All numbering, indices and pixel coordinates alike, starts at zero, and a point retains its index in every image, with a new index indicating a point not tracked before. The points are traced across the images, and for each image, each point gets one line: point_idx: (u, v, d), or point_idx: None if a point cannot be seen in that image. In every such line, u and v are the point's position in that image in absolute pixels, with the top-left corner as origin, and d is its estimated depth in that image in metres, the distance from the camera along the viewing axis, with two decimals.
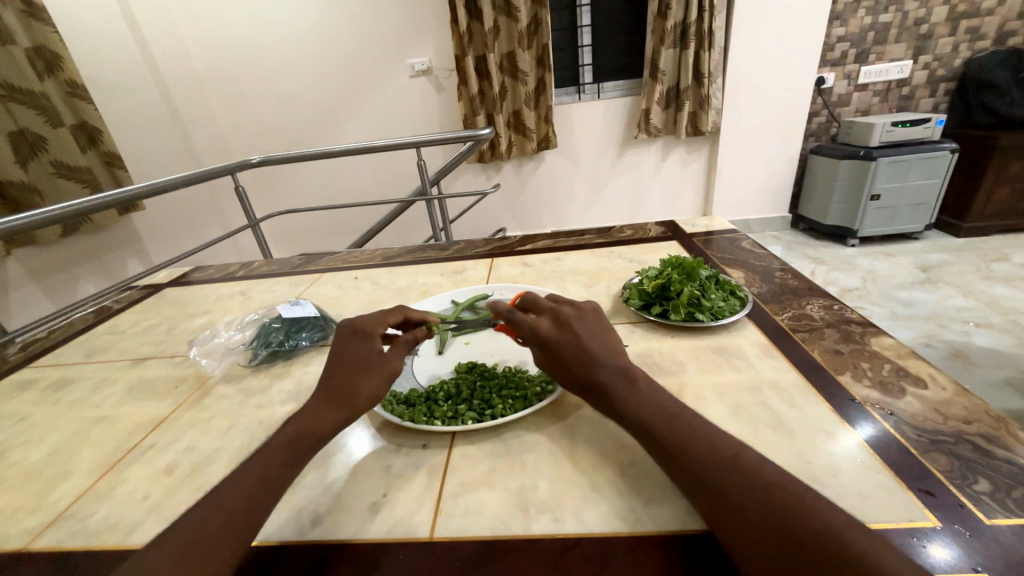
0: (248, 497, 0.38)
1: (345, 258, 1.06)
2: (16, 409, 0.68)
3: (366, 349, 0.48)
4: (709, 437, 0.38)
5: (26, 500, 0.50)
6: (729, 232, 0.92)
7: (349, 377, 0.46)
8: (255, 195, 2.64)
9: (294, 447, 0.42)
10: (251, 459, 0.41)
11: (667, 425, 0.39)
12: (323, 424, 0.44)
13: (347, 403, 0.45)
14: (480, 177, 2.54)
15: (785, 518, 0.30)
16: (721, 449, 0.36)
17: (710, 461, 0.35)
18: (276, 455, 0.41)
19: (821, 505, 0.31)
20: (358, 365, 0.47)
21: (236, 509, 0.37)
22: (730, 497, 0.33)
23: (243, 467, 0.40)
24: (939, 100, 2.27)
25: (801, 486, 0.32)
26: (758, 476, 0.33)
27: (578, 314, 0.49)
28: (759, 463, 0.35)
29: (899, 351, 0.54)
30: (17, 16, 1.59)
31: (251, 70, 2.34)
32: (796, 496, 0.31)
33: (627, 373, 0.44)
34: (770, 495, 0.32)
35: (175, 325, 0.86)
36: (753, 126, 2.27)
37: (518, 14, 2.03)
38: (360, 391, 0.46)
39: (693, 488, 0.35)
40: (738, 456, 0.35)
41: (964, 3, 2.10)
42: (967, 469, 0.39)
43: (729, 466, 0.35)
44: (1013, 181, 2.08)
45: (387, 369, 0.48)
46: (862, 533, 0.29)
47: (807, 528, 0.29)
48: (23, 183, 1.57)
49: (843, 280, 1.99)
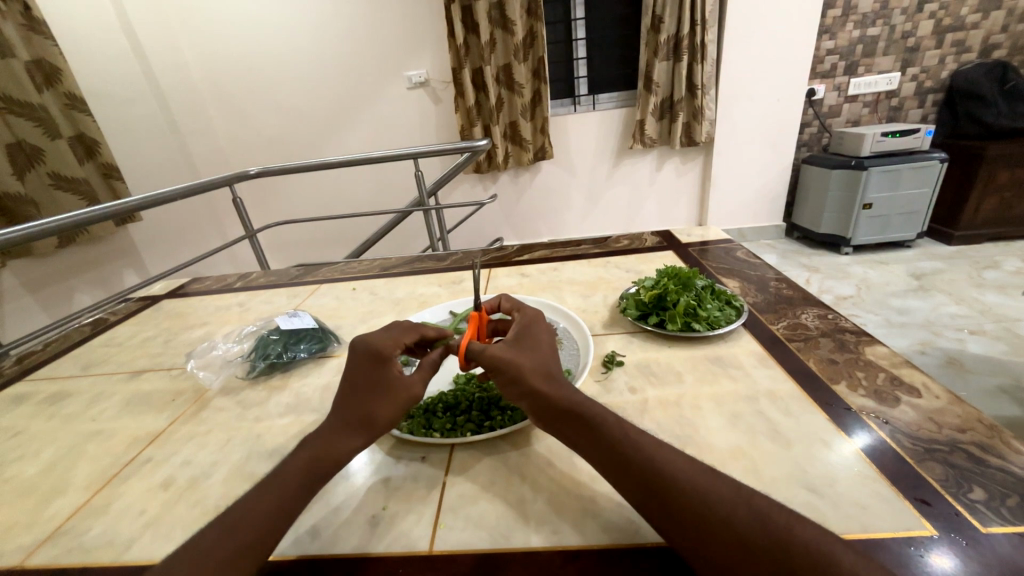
0: (266, 515, 0.38)
1: (343, 269, 1.07)
2: (10, 424, 0.67)
3: (387, 376, 0.46)
4: (679, 461, 0.37)
5: (20, 517, 0.49)
6: (724, 242, 0.94)
7: (370, 404, 0.45)
8: (252, 206, 2.65)
9: (311, 469, 0.42)
10: (267, 480, 0.41)
11: (638, 448, 0.38)
12: (341, 451, 0.43)
13: (366, 429, 0.44)
14: (477, 188, 2.56)
15: (769, 541, 0.31)
16: (694, 472, 0.36)
17: (689, 486, 0.35)
18: (294, 478, 0.41)
19: (799, 524, 0.32)
20: (378, 391, 0.45)
21: (254, 528, 0.37)
22: (714, 523, 0.32)
23: (262, 485, 0.40)
24: (928, 110, 2.32)
25: (779, 507, 0.33)
26: (735, 499, 0.33)
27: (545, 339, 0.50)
28: (732, 485, 0.35)
29: (893, 360, 0.55)
30: (17, 30, 1.61)
31: (250, 83, 2.37)
32: (773, 517, 0.32)
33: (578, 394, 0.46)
34: (750, 517, 0.32)
35: (172, 337, 0.86)
36: (747, 136, 2.31)
37: (514, 27, 2.07)
38: (379, 418, 0.44)
39: (671, 516, 0.34)
40: (713, 479, 0.35)
41: (949, 17, 2.15)
42: (962, 477, 0.39)
43: (707, 490, 0.34)
44: (1002, 189, 2.11)
45: (408, 395, 0.45)
46: (844, 550, 0.30)
47: (791, 553, 0.30)
48: (19, 196, 1.55)
49: (838, 288, 2.01)
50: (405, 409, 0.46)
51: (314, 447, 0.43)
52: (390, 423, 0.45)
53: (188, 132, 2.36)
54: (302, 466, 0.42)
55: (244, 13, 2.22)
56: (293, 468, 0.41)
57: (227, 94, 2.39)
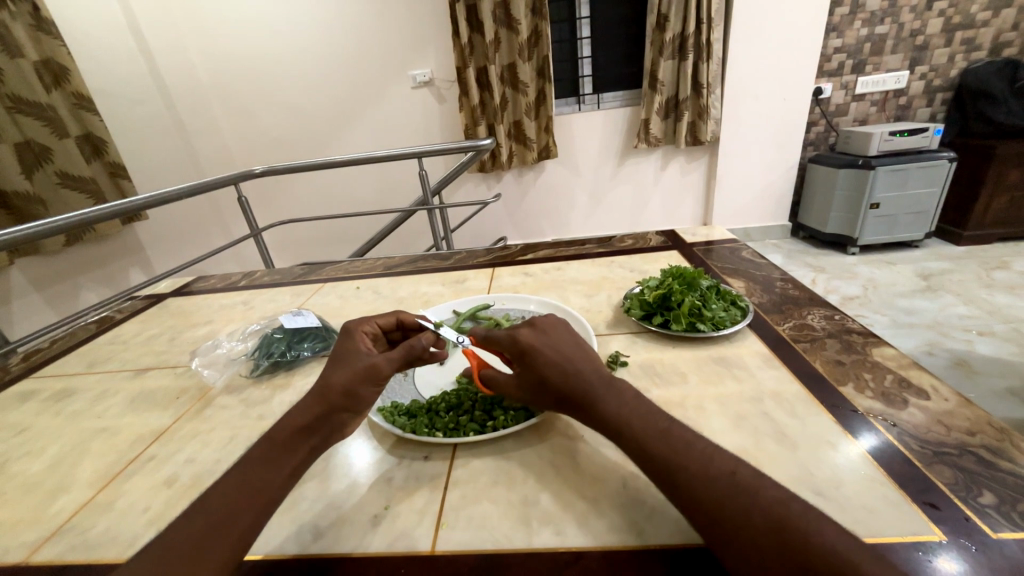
0: (229, 499, 0.38)
1: (347, 268, 1.07)
2: (18, 420, 0.68)
3: (351, 347, 0.49)
4: (704, 452, 0.37)
5: (27, 512, 0.50)
6: (729, 241, 0.93)
7: (331, 372, 0.47)
8: (258, 205, 2.66)
9: (276, 445, 0.42)
10: (236, 466, 0.41)
11: (660, 441, 0.38)
12: (301, 422, 0.43)
13: (323, 396, 0.44)
14: (481, 187, 2.56)
15: (788, 536, 0.30)
16: (709, 467, 0.35)
17: (709, 479, 0.35)
18: (262, 458, 0.41)
19: (824, 522, 0.31)
20: (341, 360, 0.48)
21: (217, 510, 0.37)
22: (728, 520, 0.32)
23: (231, 470, 0.40)
24: (937, 109, 2.29)
25: (801, 502, 0.32)
26: (758, 492, 0.33)
27: (553, 325, 0.49)
28: (757, 479, 0.34)
29: (901, 361, 0.54)
30: (27, 30, 1.62)
31: (256, 82, 2.38)
32: (798, 515, 0.31)
33: (609, 382, 0.44)
34: (772, 513, 0.31)
35: (177, 335, 0.86)
36: (753, 135, 2.29)
37: (519, 26, 2.06)
38: (334, 384, 0.45)
39: (691, 507, 0.34)
40: (736, 473, 0.35)
41: (958, 14, 2.13)
42: (971, 482, 0.38)
43: (725, 483, 0.34)
44: (1012, 190, 2.09)
45: (364, 365, 0.46)
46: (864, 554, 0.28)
47: (812, 549, 0.29)
48: (28, 194, 1.57)
49: (844, 288, 1.99)
50: (361, 378, 0.46)
51: (279, 425, 0.44)
52: (345, 391, 0.45)
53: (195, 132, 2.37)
54: (266, 447, 0.42)
55: (248, 11, 2.22)
56: (259, 453, 0.42)
57: (233, 94, 2.41)
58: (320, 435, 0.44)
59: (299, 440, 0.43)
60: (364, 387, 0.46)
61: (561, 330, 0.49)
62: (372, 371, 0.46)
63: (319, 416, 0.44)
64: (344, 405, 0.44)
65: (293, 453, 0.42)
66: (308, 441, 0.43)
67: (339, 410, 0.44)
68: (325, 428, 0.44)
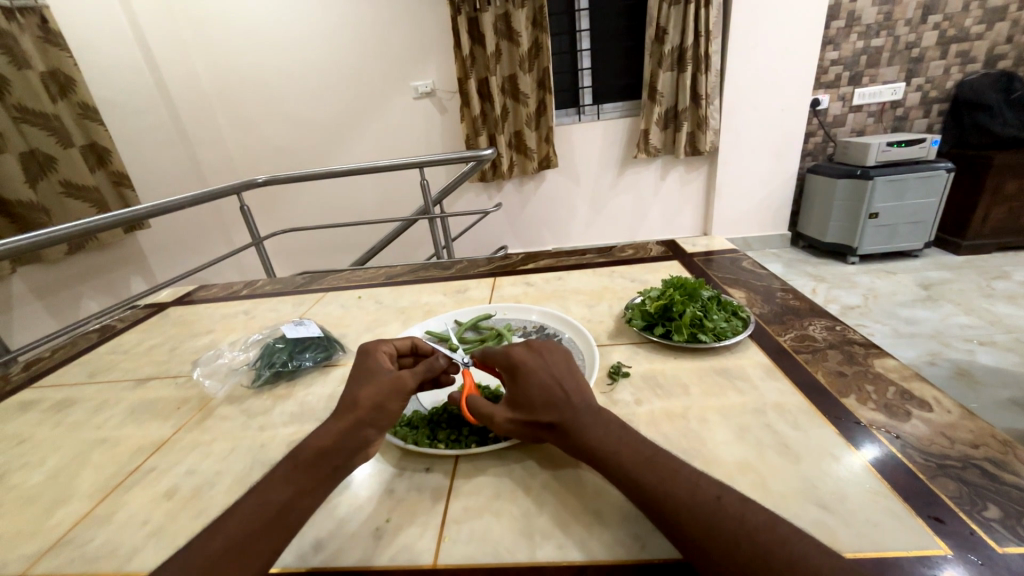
0: (247, 521, 0.38)
1: (349, 278, 1.07)
2: (17, 431, 0.68)
3: (371, 365, 0.50)
4: (689, 479, 0.37)
5: (26, 525, 0.49)
6: (729, 251, 0.93)
7: (356, 390, 0.47)
8: (259, 214, 2.68)
9: (299, 464, 0.42)
10: (257, 485, 0.41)
11: (646, 468, 0.38)
12: (325, 443, 0.43)
13: (351, 413, 0.45)
14: (482, 196, 2.59)
15: (771, 561, 0.31)
16: (697, 492, 0.36)
17: (694, 505, 0.35)
18: (282, 478, 0.41)
19: (811, 548, 0.31)
20: (364, 378, 0.48)
21: (236, 532, 0.37)
22: (719, 546, 0.33)
23: (248, 494, 0.40)
24: (933, 120, 2.31)
25: (789, 528, 0.33)
26: (742, 520, 0.33)
27: (551, 346, 0.50)
28: (742, 503, 0.35)
29: (903, 373, 0.54)
30: (34, 42, 1.64)
31: (261, 96, 2.42)
32: (782, 541, 0.32)
33: (596, 412, 0.44)
34: (757, 541, 0.32)
35: (178, 345, 0.86)
36: (752, 145, 2.31)
37: (520, 38, 2.09)
38: (362, 400, 0.46)
39: (678, 534, 0.34)
40: (722, 498, 0.35)
41: (953, 27, 2.16)
42: (976, 495, 0.38)
43: (713, 508, 0.34)
44: (1009, 200, 2.10)
45: (390, 379, 0.47)
46: None
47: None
48: (31, 203, 1.57)
49: (845, 298, 1.99)
50: (390, 393, 0.46)
51: (303, 446, 0.43)
52: (373, 406, 0.45)
53: (198, 141, 2.38)
54: (289, 467, 0.42)
55: (255, 23, 2.26)
56: (281, 472, 0.41)
57: (238, 107, 2.46)
58: (344, 456, 0.43)
59: (322, 461, 0.42)
60: (393, 401, 0.47)
61: (559, 354, 0.49)
62: (398, 386, 0.47)
63: (344, 434, 0.44)
64: (373, 418, 0.45)
65: (314, 473, 0.41)
66: (330, 461, 0.42)
67: (366, 425, 0.45)
68: (348, 448, 0.43)
